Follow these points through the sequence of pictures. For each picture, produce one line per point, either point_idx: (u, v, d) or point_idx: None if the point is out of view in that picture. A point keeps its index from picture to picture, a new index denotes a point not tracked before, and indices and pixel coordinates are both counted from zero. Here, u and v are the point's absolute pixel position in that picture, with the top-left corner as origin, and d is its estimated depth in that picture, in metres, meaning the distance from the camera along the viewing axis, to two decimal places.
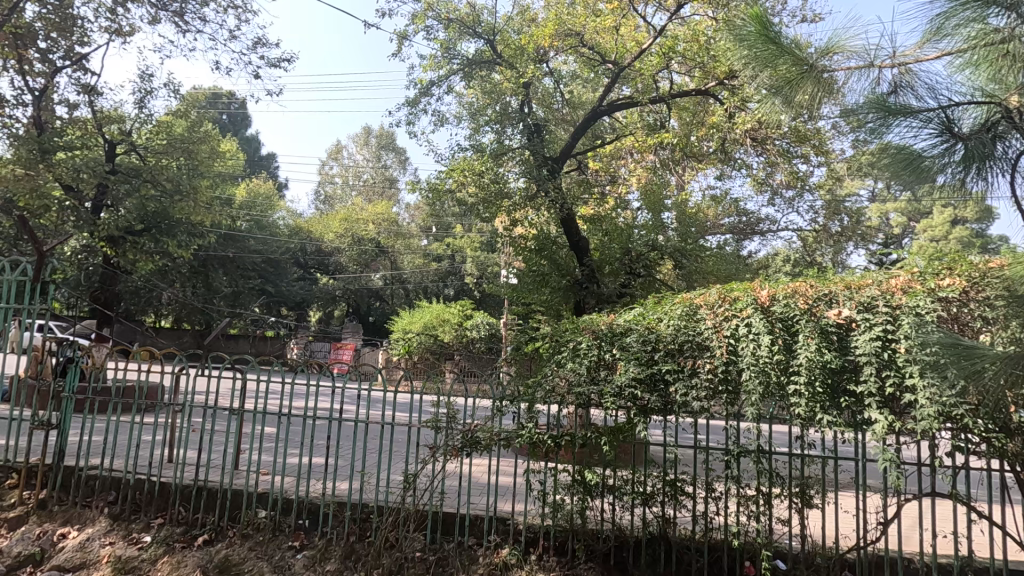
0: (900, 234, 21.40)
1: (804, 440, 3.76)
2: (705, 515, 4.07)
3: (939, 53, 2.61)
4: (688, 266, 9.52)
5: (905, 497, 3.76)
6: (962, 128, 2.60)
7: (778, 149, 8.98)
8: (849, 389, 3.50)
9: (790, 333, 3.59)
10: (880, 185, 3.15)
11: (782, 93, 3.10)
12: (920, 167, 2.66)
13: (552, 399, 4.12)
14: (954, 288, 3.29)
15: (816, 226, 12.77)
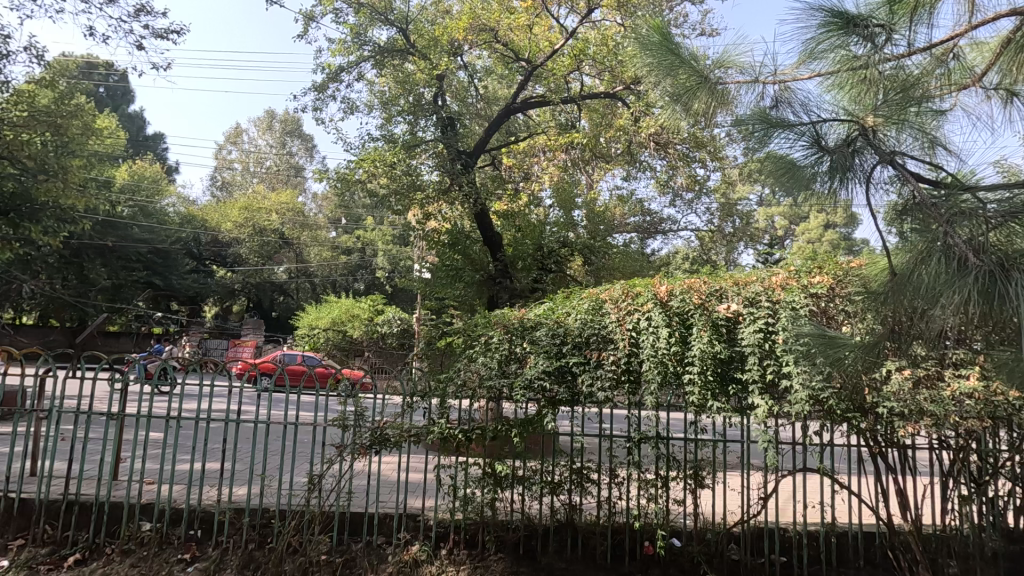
0: (782, 236, 23.69)
1: (697, 426, 4.04)
2: (608, 501, 4.26)
3: (813, 74, 2.86)
4: (596, 265, 10.02)
5: (782, 474, 4.15)
6: (829, 143, 2.68)
7: (678, 153, 9.60)
8: (736, 377, 3.80)
9: (685, 326, 3.87)
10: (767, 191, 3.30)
11: (680, 101, 3.31)
12: (791, 174, 2.77)
13: (463, 393, 4.15)
14: (822, 284, 3.68)
15: (712, 228, 13.76)
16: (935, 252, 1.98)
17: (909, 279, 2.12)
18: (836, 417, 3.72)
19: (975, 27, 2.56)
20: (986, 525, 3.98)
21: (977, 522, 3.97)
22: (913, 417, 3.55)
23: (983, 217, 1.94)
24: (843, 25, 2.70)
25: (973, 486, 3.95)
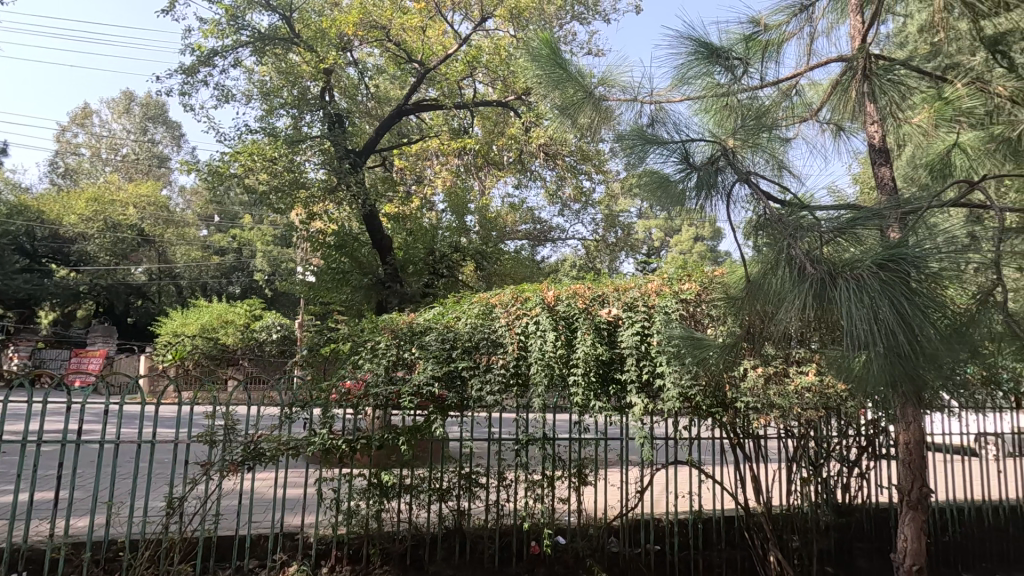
0: (658, 247, 25.58)
1: (581, 426, 4.21)
2: (496, 504, 4.28)
3: (684, 98, 3.11)
4: (488, 269, 10.10)
5: (656, 467, 4.44)
6: (695, 161, 2.88)
7: (566, 165, 10.00)
8: (616, 377, 4.01)
9: (570, 330, 4.02)
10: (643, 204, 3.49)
11: (567, 114, 3.45)
12: (664, 188, 2.97)
13: (348, 401, 3.97)
14: (691, 291, 4.00)
15: (596, 237, 14.46)
16: (780, 261, 2.23)
17: (761, 285, 2.35)
18: (702, 412, 4.07)
19: (810, 69, 2.97)
20: (821, 502, 4.58)
21: (814, 499, 4.56)
22: (765, 410, 3.98)
23: (818, 232, 2.22)
24: (709, 55, 2.95)
25: (811, 468, 4.52)
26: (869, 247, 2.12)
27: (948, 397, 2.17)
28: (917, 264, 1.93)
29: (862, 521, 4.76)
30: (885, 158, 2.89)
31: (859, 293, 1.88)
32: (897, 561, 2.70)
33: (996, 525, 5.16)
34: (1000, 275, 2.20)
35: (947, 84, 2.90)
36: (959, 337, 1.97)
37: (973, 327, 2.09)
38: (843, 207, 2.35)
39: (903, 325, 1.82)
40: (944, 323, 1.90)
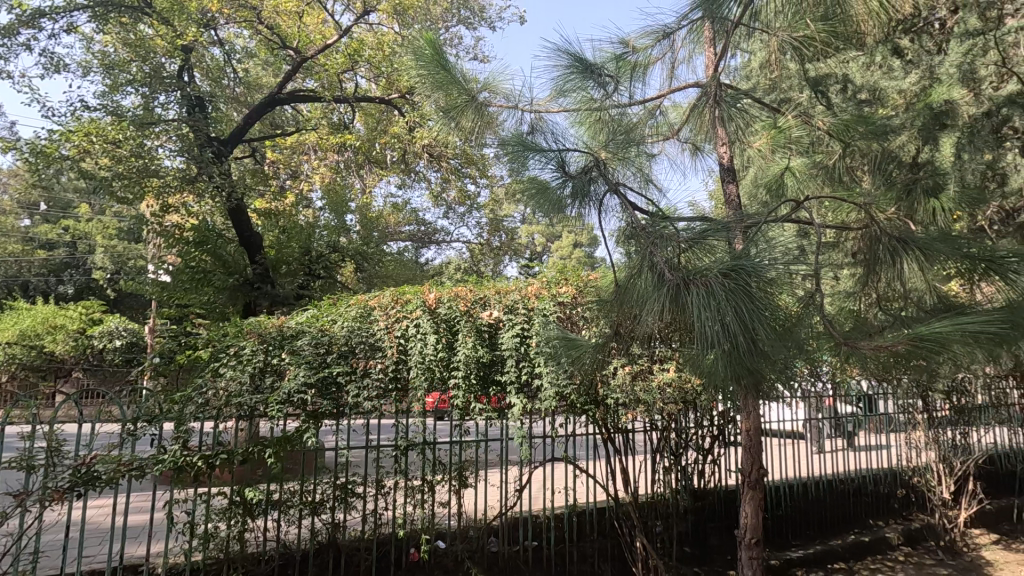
0: (540, 252, 26.46)
1: (462, 428, 4.20)
2: (373, 513, 4.12)
3: (561, 108, 3.23)
4: (368, 272, 9.92)
5: (534, 465, 4.56)
6: (571, 169, 2.97)
7: (450, 168, 9.97)
8: (496, 379, 4.08)
9: (451, 332, 4.01)
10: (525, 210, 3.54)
11: (450, 117, 3.44)
12: (543, 195, 3.03)
13: (206, 412, 3.61)
14: (567, 294, 4.16)
15: (481, 241, 14.54)
16: (644, 267, 2.40)
17: (628, 289, 2.51)
18: (577, 409, 4.26)
19: (672, 92, 3.23)
20: (680, 488, 5.01)
21: (674, 486, 4.98)
22: (632, 405, 4.27)
23: (676, 241, 2.43)
24: (583, 69, 3.09)
25: (672, 457, 4.93)
26: (718, 256, 2.35)
27: (780, 388, 2.48)
28: (756, 273, 2.18)
29: (714, 503, 5.29)
30: (733, 177, 3.24)
31: (708, 298, 2.09)
32: (740, 536, 3.03)
33: (818, 497, 6.01)
34: (818, 282, 2.56)
35: (780, 115, 3.33)
36: (787, 337, 2.26)
37: (799, 326, 2.41)
38: (699, 219, 2.59)
39: (743, 327, 2.05)
40: (776, 325, 2.17)
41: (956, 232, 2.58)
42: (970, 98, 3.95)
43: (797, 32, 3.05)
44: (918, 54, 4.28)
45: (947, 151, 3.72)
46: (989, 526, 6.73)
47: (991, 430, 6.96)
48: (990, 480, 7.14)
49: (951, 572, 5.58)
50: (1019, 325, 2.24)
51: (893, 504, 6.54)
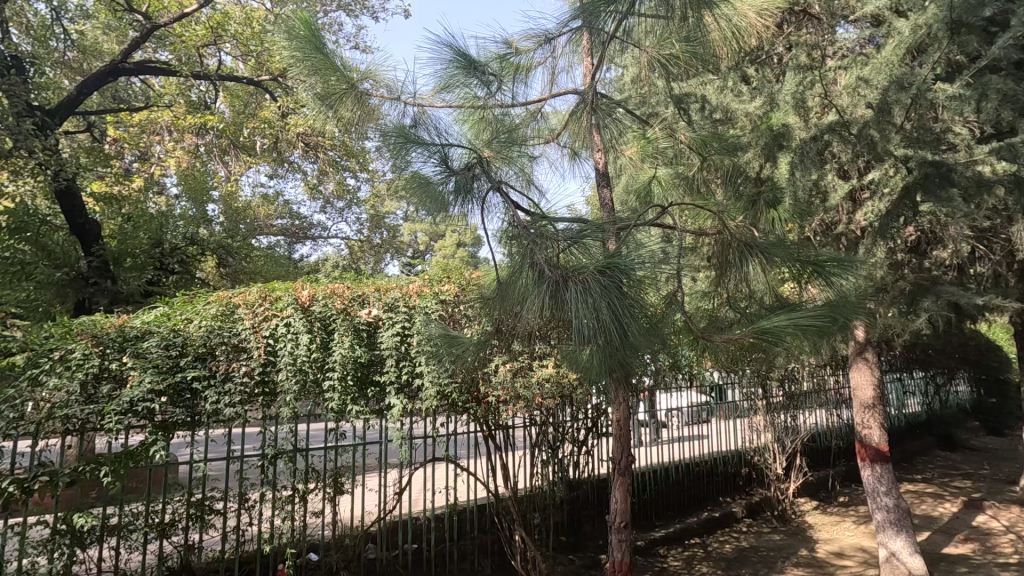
0: (423, 251, 26.05)
1: (337, 432, 4.00)
2: (236, 530, 3.77)
3: (444, 104, 3.17)
4: (234, 267, 8.62)
5: (415, 467, 4.46)
6: (454, 165, 2.92)
7: (327, 159, 9.45)
8: (374, 380, 3.93)
9: (326, 332, 3.79)
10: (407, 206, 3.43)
11: (327, 105, 3.26)
12: (427, 191, 2.95)
13: (20, 429, 3.11)
14: (450, 292, 4.13)
15: (362, 237, 13.92)
16: (525, 265, 2.44)
17: (510, 287, 2.53)
18: (459, 408, 4.25)
19: (552, 96, 3.33)
20: (556, 480, 5.21)
21: (551, 478, 5.16)
22: (513, 402, 4.33)
23: (555, 240, 2.50)
24: (467, 66, 3.07)
25: (550, 450, 5.11)
26: (594, 255, 2.46)
27: (648, 380, 2.66)
28: (627, 271, 2.31)
29: (587, 492, 5.56)
30: (608, 181, 3.41)
31: (585, 295, 2.17)
32: (611, 521, 3.19)
33: (677, 480, 6.58)
34: (680, 282, 2.79)
35: (648, 126, 3.61)
36: (654, 331, 2.42)
37: (663, 323, 2.59)
38: (576, 220, 2.70)
39: (616, 322, 2.16)
40: (644, 320, 2.32)
41: (790, 239, 2.95)
42: (802, 123, 4.43)
43: (664, 50, 3.31)
44: (761, 83, 4.86)
45: (783, 169, 4.25)
46: (811, 496, 7.83)
47: (813, 413, 8.10)
48: (813, 456, 8.31)
49: (782, 537, 6.40)
50: (837, 318, 2.61)
51: (738, 481, 7.36)
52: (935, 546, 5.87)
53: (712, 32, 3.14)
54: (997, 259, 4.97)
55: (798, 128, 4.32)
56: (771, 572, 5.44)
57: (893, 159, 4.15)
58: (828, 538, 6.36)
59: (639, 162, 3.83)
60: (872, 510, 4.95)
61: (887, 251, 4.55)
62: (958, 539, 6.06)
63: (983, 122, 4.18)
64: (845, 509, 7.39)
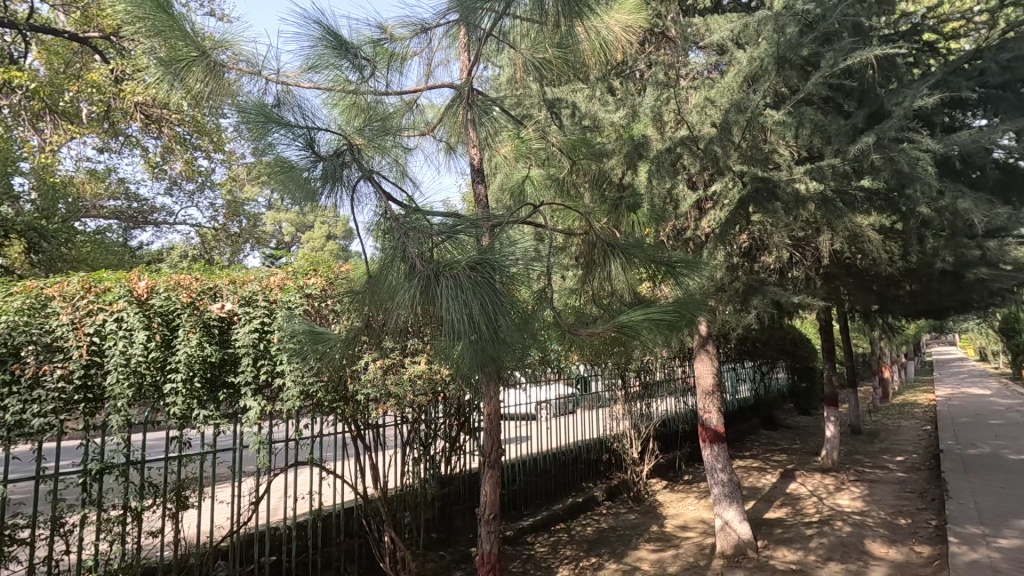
0: (289, 242, 24.24)
1: (180, 440, 3.57)
2: (46, 562, 3.20)
3: (312, 84, 2.95)
4: (47, 252, 7.35)
5: (275, 473, 4.13)
6: (321, 150, 2.69)
7: (174, 134, 8.41)
8: (227, 381, 3.58)
9: (168, 328, 3.37)
10: (269, 195, 3.12)
11: (172, 72, 2.87)
12: (291, 176, 2.69)
13: None
14: (316, 286, 3.89)
15: (216, 225, 12.55)
16: (397, 258, 2.36)
17: (381, 283, 2.42)
18: (325, 408, 4.01)
19: (429, 88, 3.27)
20: (428, 477, 5.17)
21: (423, 476, 5.11)
22: (383, 400, 4.20)
23: (429, 234, 2.45)
24: (337, 45, 2.89)
25: (421, 447, 5.05)
26: (467, 250, 2.45)
27: (518, 374, 2.72)
28: (499, 266, 2.34)
29: (459, 487, 5.59)
30: (482, 178, 3.42)
31: (456, 289, 2.16)
32: (480, 514, 3.21)
33: (545, 470, 6.87)
34: (549, 279, 2.90)
35: (522, 127, 3.74)
36: (525, 327, 2.48)
37: (533, 319, 2.67)
38: (451, 215, 2.68)
39: (487, 316, 2.19)
40: (516, 315, 2.37)
41: (647, 241, 3.18)
42: (657, 134, 4.82)
43: (538, 53, 3.39)
44: (625, 95, 5.23)
45: (642, 176, 4.60)
46: (661, 476, 8.62)
47: (664, 401, 8.92)
48: (664, 440, 9.15)
49: (637, 516, 6.97)
50: (685, 314, 2.88)
51: (599, 467, 7.87)
52: (758, 513, 6.77)
53: (582, 41, 3.31)
54: (808, 265, 5.86)
55: (656, 140, 4.72)
56: (627, 548, 5.89)
57: (732, 174, 4.71)
58: (675, 513, 7.04)
59: (513, 161, 3.92)
60: (710, 485, 5.55)
61: (726, 255, 5.15)
62: (776, 505, 7.06)
63: (800, 146, 4.89)
64: (689, 486, 8.24)
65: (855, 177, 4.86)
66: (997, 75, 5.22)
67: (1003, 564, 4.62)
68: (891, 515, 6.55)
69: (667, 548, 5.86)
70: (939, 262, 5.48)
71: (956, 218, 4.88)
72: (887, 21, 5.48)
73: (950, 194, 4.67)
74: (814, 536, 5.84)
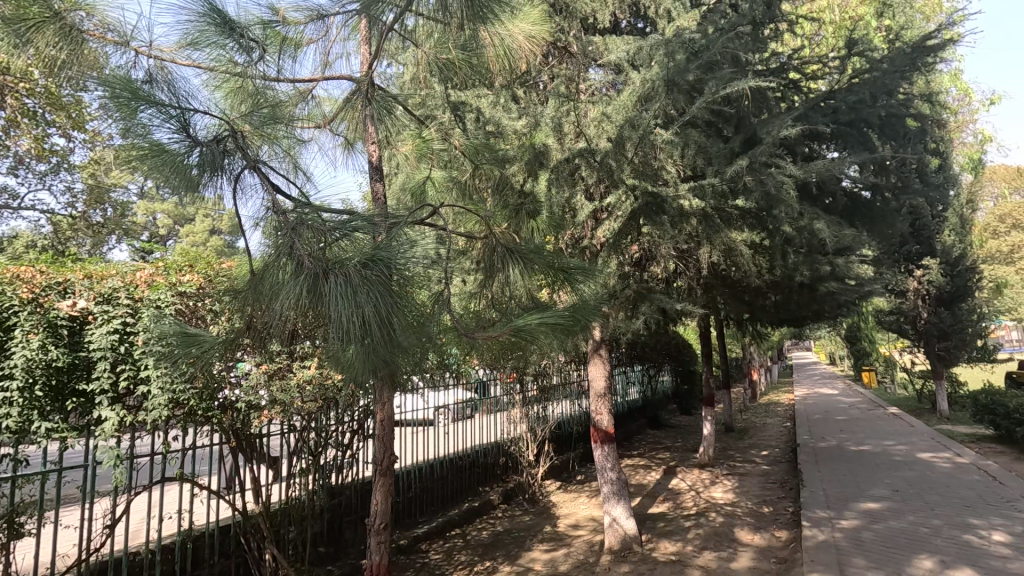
0: (164, 235, 22.02)
1: (14, 459, 3.08)
2: None
3: (192, 62, 2.68)
4: None
5: (136, 491, 3.70)
6: (197, 134, 2.42)
7: (20, 106, 7.33)
8: (77, 389, 3.16)
9: (2, 330, 2.91)
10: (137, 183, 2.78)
11: (15, 33, 2.45)
12: (165, 162, 2.39)
13: None
14: (192, 284, 3.54)
15: (73, 213, 11.09)
16: (283, 255, 2.20)
17: (268, 283, 2.24)
18: (198, 418, 3.64)
19: (325, 79, 3.11)
20: (316, 488, 4.91)
21: (310, 487, 4.84)
22: (266, 408, 3.91)
23: (321, 229, 2.31)
24: (222, 23, 2.64)
25: (310, 457, 4.77)
26: (361, 247, 2.34)
27: (414, 378, 2.65)
28: (394, 265, 2.25)
29: (350, 497, 5.35)
30: (380, 176, 3.32)
31: (346, 289, 2.06)
32: (370, 523, 3.08)
33: (441, 475, 6.79)
34: (446, 283, 2.86)
35: (424, 127, 3.70)
36: (422, 330, 2.42)
37: (430, 321, 2.62)
38: (348, 213, 2.56)
39: (380, 318, 2.11)
40: (411, 318, 2.31)
41: (545, 247, 3.26)
42: (557, 143, 4.96)
43: (441, 53, 3.35)
44: (527, 104, 5.35)
45: (542, 185, 4.73)
46: (556, 477, 8.87)
47: (560, 404, 9.19)
48: (559, 442, 9.42)
49: (531, 517, 7.11)
50: (579, 318, 2.98)
51: (496, 471, 7.93)
52: (643, 509, 7.17)
53: (486, 47, 3.31)
54: (690, 275, 6.33)
55: (555, 150, 4.87)
56: (521, 550, 5.98)
57: (625, 187, 4.96)
58: (567, 513, 7.26)
59: (414, 161, 3.85)
60: (600, 484, 5.77)
61: (618, 264, 5.42)
62: (659, 501, 7.52)
63: (685, 165, 5.28)
64: (581, 486, 8.55)
65: (731, 196, 5.32)
66: (847, 114, 5.97)
67: (844, 543, 5.26)
68: (756, 504, 7.23)
69: (559, 547, 6.02)
70: (799, 276, 6.17)
71: (812, 237, 5.51)
72: (760, 57, 6.07)
73: (808, 216, 5.26)
74: (691, 528, 6.30)
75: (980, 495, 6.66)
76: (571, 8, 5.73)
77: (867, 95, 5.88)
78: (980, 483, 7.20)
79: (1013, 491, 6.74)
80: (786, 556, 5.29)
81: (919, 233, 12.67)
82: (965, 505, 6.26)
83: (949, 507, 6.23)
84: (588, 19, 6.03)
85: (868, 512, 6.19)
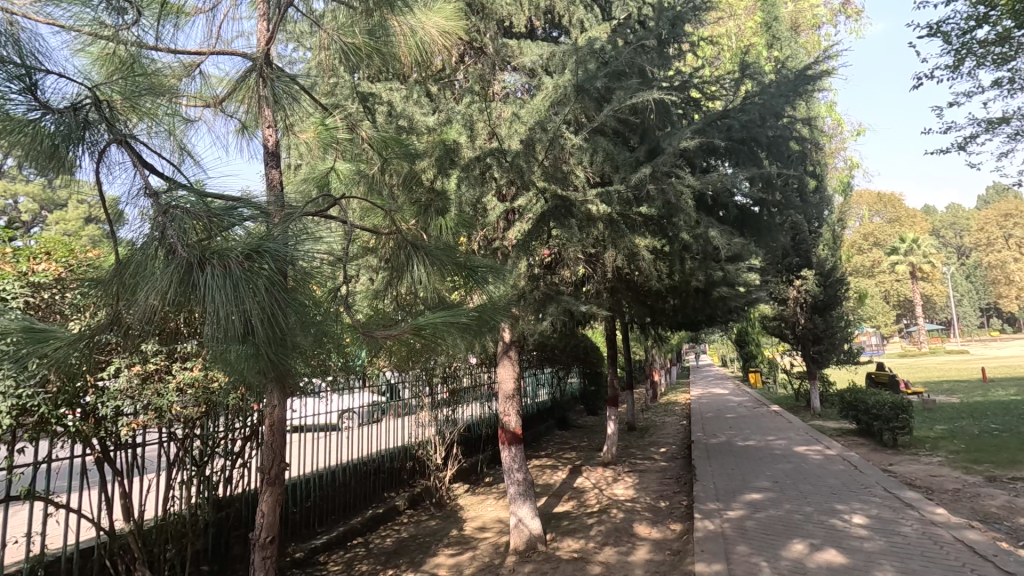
0: (31, 220, 19.63)
1: None
2: None
3: (50, 19, 2.33)
4: None
5: None
6: (49, 99, 2.09)
7: None
8: None
9: None
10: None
11: None
12: (15, 131, 2.05)
13: None
14: (47, 274, 3.17)
15: None
16: (155, 242, 1.98)
17: (136, 273, 1.98)
18: (52, 428, 3.20)
19: (214, 53, 2.85)
20: (200, 501, 4.51)
21: (193, 500, 4.44)
22: (139, 414, 3.54)
23: (203, 216, 2.09)
24: None
25: (193, 468, 4.38)
26: (247, 237, 2.14)
27: (310, 380, 2.48)
28: (284, 259, 2.08)
29: (239, 510, 4.96)
30: (277, 162, 3.09)
31: (226, 284, 1.86)
32: (255, 538, 2.83)
33: (343, 483, 6.48)
34: (345, 280, 2.69)
35: (329, 115, 3.49)
36: (320, 329, 2.27)
37: (329, 319, 2.45)
38: (239, 200, 2.32)
39: (268, 317, 1.94)
40: (306, 317, 2.15)
41: (454, 247, 3.17)
42: (468, 142, 4.93)
43: (346, 38, 3.12)
44: (441, 101, 5.31)
45: (452, 182, 4.70)
46: (463, 479, 8.79)
47: (469, 406, 9.14)
48: (467, 445, 9.36)
49: (437, 522, 6.98)
50: (485, 320, 2.91)
51: (403, 476, 7.70)
52: (549, 508, 7.28)
53: (396, 35, 3.17)
54: (597, 278, 6.54)
55: (466, 148, 4.87)
56: (424, 556, 5.84)
57: (536, 190, 5.04)
58: (473, 516, 7.20)
59: (317, 151, 3.63)
60: (507, 486, 5.77)
61: (527, 266, 5.47)
62: (564, 500, 7.68)
63: (594, 171, 5.43)
64: (489, 488, 8.54)
65: (635, 204, 5.53)
66: (739, 132, 6.43)
67: (730, 532, 5.63)
68: (654, 499, 7.60)
69: (464, 551, 5.94)
70: (695, 281, 6.54)
71: (707, 246, 5.85)
72: (666, 74, 6.39)
73: (704, 225, 5.58)
74: (594, 525, 6.48)
75: (844, 483, 7.41)
76: (487, 9, 5.78)
77: (757, 115, 6.35)
78: (844, 472, 8.02)
79: (870, 478, 7.57)
80: (678, 547, 5.58)
81: (798, 247, 13.99)
82: (832, 493, 6.93)
83: (819, 495, 6.88)
84: (504, 22, 6.07)
85: (751, 503, 6.69)
